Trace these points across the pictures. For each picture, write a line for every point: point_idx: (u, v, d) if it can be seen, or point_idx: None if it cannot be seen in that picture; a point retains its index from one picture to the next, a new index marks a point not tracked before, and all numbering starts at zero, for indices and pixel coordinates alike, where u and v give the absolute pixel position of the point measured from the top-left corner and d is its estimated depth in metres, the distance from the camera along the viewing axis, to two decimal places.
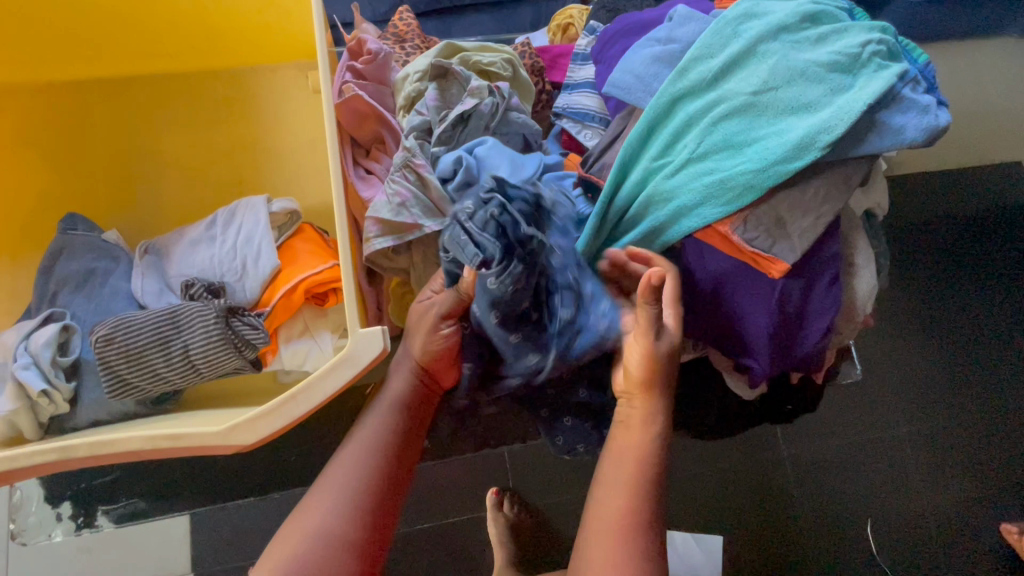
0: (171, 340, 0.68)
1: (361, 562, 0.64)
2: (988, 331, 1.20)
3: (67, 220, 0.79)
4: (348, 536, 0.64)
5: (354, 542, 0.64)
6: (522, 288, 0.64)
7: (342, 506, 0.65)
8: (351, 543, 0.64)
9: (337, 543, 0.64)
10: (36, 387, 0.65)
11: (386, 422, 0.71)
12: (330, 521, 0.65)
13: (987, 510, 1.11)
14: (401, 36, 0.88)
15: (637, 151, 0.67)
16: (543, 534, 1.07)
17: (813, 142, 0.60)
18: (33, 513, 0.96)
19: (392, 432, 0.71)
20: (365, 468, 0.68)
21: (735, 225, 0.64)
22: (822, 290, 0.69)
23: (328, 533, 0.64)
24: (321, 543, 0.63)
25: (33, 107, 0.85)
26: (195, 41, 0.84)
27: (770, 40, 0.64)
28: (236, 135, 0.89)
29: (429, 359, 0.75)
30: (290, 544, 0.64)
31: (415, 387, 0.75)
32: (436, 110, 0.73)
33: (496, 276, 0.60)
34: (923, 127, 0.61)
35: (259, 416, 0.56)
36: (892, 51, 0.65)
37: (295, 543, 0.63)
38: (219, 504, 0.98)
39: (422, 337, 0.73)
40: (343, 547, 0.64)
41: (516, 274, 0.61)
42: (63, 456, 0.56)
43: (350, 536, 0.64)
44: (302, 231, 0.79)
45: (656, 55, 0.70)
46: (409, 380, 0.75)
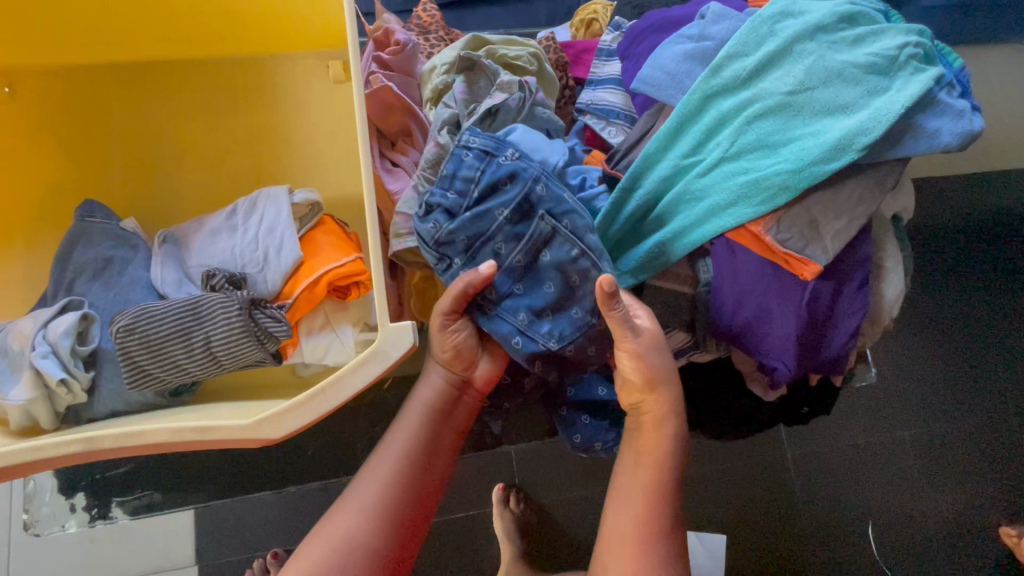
0: (192, 331, 0.66)
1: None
2: (993, 340, 1.20)
3: (85, 207, 0.77)
4: (372, 545, 0.60)
5: (380, 552, 0.61)
6: (510, 203, 0.60)
7: (372, 512, 0.61)
8: (375, 551, 0.60)
9: (363, 551, 0.60)
10: (55, 376, 0.63)
11: (420, 428, 0.66)
12: (360, 528, 0.61)
13: (985, 515, 1.12)
14: (425, 26, 0.87)
15: (668, 146, 0.67)
16: (546, 528, 1.08)
17: (850, 144, 0.60)
18: (46, 504, 0.95)
19: (419, 444, 0.65)
20: (393, 479, 0.63)
21: (768, 226, 0.64)
22: (852, 292, 0.69)
23: (353, 537, 0.60)
24: (344, 551, 0.59)
25: (49, 93, 0.84)
26: (217, 30, 0.83)
27: (806, 40, 0.64)
28: (255, 124, 0.88)
29: (452, 360, 0.67)
30: (318, 550, 0.60)
31: (447, 393, 0.68)
32: (465, 103, 0.72)
33: (476, 206, 0.60)
34: (957, 132, 0.61)
35: (288, 410, 0.55)
36: (929, 54, 0.64)
37: (320, 549, 0.60)
38: (230, 497, 0.98)
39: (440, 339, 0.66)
40: (369, 558, 0.60)
41: (470, 196, 0.60)
42: (89, 447, 0.54)
43: (374, 547, 0.60)
44: (324, 223, 0.77)
45: (688, 52, 0.69)
46: (440, 389, 0.68)
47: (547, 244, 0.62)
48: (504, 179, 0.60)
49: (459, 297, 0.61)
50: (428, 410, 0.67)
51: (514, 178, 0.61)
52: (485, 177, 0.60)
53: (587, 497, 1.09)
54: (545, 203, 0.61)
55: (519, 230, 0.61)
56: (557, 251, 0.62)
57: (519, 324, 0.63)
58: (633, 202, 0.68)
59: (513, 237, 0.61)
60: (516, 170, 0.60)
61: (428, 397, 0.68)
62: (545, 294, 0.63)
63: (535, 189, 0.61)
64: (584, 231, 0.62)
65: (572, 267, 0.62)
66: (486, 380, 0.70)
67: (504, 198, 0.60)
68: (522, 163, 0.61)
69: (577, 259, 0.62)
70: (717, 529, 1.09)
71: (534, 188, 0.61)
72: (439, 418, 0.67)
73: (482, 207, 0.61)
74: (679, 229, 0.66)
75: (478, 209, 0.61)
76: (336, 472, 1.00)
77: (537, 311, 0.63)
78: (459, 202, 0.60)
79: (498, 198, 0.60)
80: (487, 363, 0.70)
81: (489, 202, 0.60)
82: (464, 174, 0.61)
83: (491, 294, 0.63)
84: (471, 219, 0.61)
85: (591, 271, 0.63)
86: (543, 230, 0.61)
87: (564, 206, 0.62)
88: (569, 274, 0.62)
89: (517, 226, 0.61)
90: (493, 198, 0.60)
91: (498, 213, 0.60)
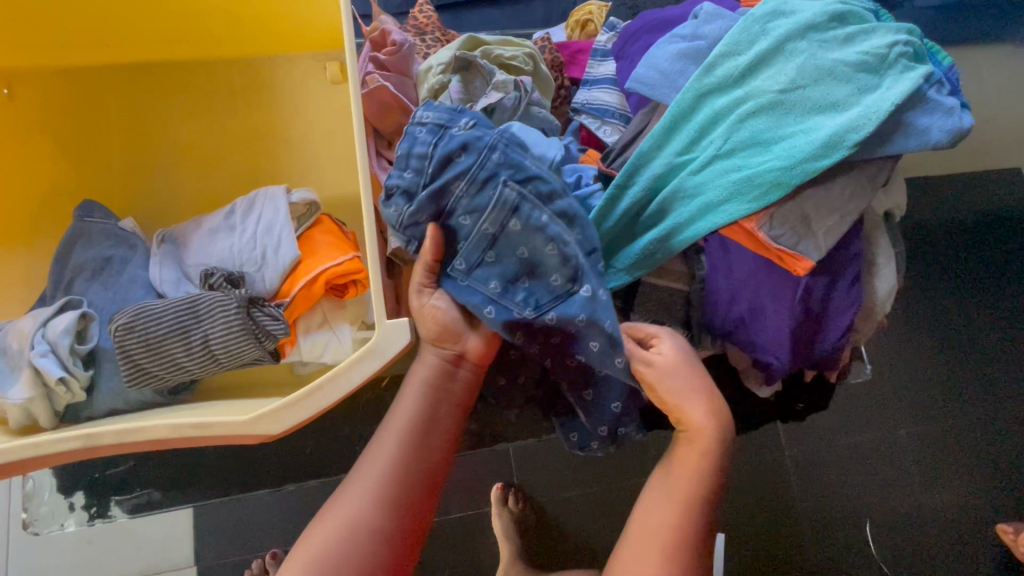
0: (191, 329, 0.67)
1: (393, 555, 0.60)
2: (989, 338, 1.21)
3: (84, 207, 0.77)
4: (377, 527, 0.60)
5: (384, 534, 0.60)
6: (465, 173, 0.60)
7: (372, 495, 0.61)
8: (379, 533, 0.60)
9: (366, 533, 0.59)
10: (54, 375, 0.64)
11: (414, 408, 0.64)
12: (360, 512, 0.60)
13: (982, 512, 1.13)
14: (422, 27, 0.88)
15: (661, 142, 0.68)
16: (545, 526, 1.08)
17: (841, 141, 0.60)
18: (46, 503, 0.96)
19: (418, 425, 0.64)
20: (395, 460, 0.62)
21: (761, 223, 0.64)
22: (844, 288, 0.69)
23: (355, 521, 0.60)
24: (350, 533, 0.59)
25: (47, 95, 0.84)
26: (215, 31, 0.84)
27: (798, 39, 0.65)
28: (252, 125, 0.89)
29: (436, 335, 0.65)
30: (321, 534, 0.60)
31: (442, 372, 0.66)
32: (460, 103, 0.73)
33: (433, 181, 0.60)
34: (946, 129, 0.62)
35: (286, 406, 0.56)
36: (919, 52, 0.65)
37: (327, 530, 0.60)
38: (229, 496, 0.98)
39: (432, 319, 0.64)
40: (372, 540, 0.60)
41: (426, 172, 0.60)
42: (89, 443, 0.55)
43: (379, 527, 0.60)
44: (320, 222, 0.77)
45: (681, 52, 0.70)
46: (435, 367, 0.66)
47: (511, 210, 0.60)
48: (458, 149, 0.60)
49: (429, 266, 0.63)
50: (425, 391, 0.65)
51: (468, 149, 0.60)
52: (438, 152, 0.60)
53: (588, 496, 1.09)
54: (504, 169, 0.60)
55: (480, 201, 0.60)
56: (524, 216, 0.60)
57: (491, 293, 0.62)
58: (627, 199, 0.68)
59: (475, 209, 0.60)
60: (469, 141, 0.60)
61: (426, 375, 0.66)
62: (517, 262, 0.62)
63: (491, 157, 0.60)
64: (550, 196, 0.62)
65: (543, 233, 0.60)
66: (480, 353, 0.67)
67: (458, 170, 0.60)
68: (476, 133, 0.61)
69: (547, 224, 0.61)
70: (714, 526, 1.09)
71: (490, 157, 0.60)
72: (434, 397, 0.65)
73: (437, 182, 0.60)
74: (673, 224, 0.67)
75: (436, 183, 0.60)
76: (336, 471, 1.00)
77: (509, 277, 0.62)
78: (416, 180, 0.61)
79: (453, 170, 0.60)
80: (475, 336, 0.67)
81: (445, 175, 0.60)
82: (418, 152, 0.61)
83: (461, 264, 0.62)
84: (428, 195, 0.60)
85: (564, 234, 0.61)
86: (507, 197, 0.60)
87: (527, 171, 0.61)
88: (546, 242, 0.61)
89: (478, 197, 0.60)
90: (448, 169, 0.60)
91: (454, 186, 0.60)
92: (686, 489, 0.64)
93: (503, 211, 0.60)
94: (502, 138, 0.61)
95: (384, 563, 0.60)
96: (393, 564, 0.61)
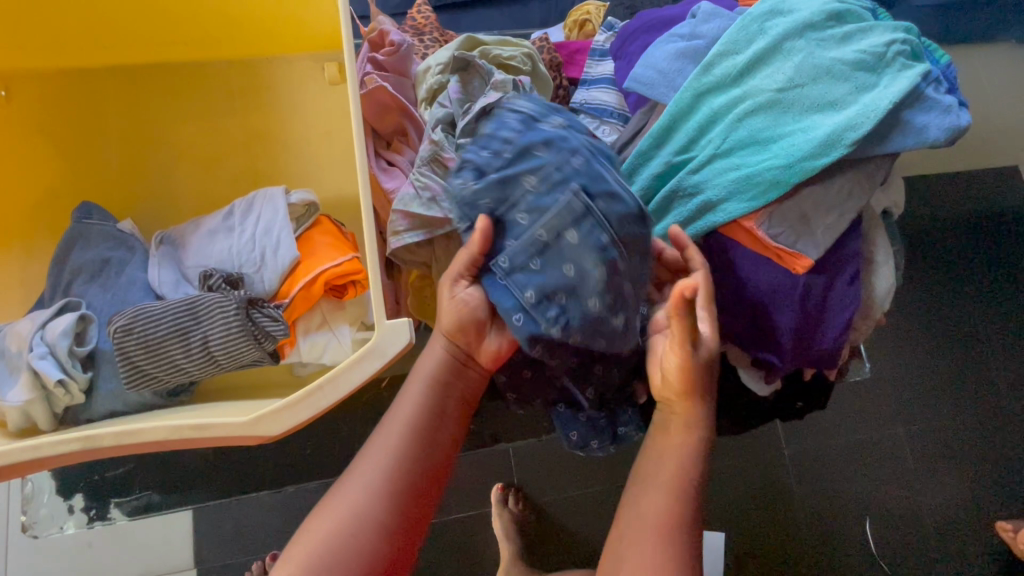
0: (190, 331, 0.67)
1: (396, 550, 0.59)
2: (988, 336, 1.21)
3: (82, 210, 0.77)
4: (381, 520, 0.59)
5: (387, 529, 0.59)
6: (541, 170, 0.59)
7: (376, 488, 0.60)
8: (382, 528, 0.59)
9: (369, 526, 0.58)
10: (52, 377, 0.64)
11: (420, 400, 0.65)
12: (364, 504, 0.59)
13: (981, 510, 1.13)
14: (420, 28, 0.88)
15: (661, 140, 0.68)
16: (545, 527, 1.08)
17: (839, 139, 0.61)
18: (45, 505, 0.96)
19: (423, 417, 0.64)
20: (399, 452, 0.62)
21: (760, 222, 0.65)
22: (843, 286, 0.69)
23: (358, 514, 0.59)
24: (352, 526, 0.58)
25: (45, 97, 0.84)
26: (213, 32, 0.84)
27: (795, 38, 0.65)
28: (251, 126, 0.89)
29: (457, 329, 0.66)
30: (323, 527, 0.59)
31: (449, 365, 0.67)
32: (459, 103, 0.72)
33: (504, 168, 0.60)
34: (944, 127, 0.62)
35: (285, 407, 0.56)
36: (916, 51, 0.65)
37: (327, 525, 0.58)
38: (228, 498, 0.98)
39: (451, 311, 0.65)
40: (375, 534, 0.58)
41: (500, 157, 0.60)
42: (88, 446, 0.55)
43: (381, 521, 0.59)
44: (319, 223, 0.77)
45: (679, 51, 0.70)
46: (442, 360, 0.67)
47: (574, 219, 0.58)
48: (540, 143, 0.60)
49: (470, 262, 0.63)
50: (432, 383, 0.66)
51: (551, 146, 0.60)
52: (520, 140, 0.60)
53: (589, 496, 1.09)
54: (576, 176, 0.59)
55: (545, 203, 0.59)
56: (584, 234, 0.58)
57: (523, 301, 0.60)
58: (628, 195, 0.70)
59: (539, 208, 0.59)
60: (554, 138, 0.60)
61: (433, 368, 0.66)
62: (560, 277, 0.59)
63: (571, 161, 0.60)
64: (617, 217, 0.59)
65: (598, 253, 0.58)
66: (492, 356, 0.68)
67: (534, 163, 0.59)
68: (564, 133, 0.61)
69: (604, 247, 0.59)
70: (714, 526, 1.09)
71: (571, 160, 0.59)
72: (439, 389, 0.66)
73: (510, 168, 0.60)
74: (674, 224, 0.67)
75: (509, 171, 0.60)
76: (336, 473, 1.00)
77: (547, 292, 0.59)
78: (491, 160, 0.60)
79: (528, 163, 0.60)
80: (493, 339, 0.68)
81: (520, 166, 0.60)
82: (503, 135, 0.61)
83: (503, 262, 0.61)
84: (496, 181, 0.60)
85: (617, 262, 0.59)
86: (573, 205, 0.58)
87: (601, 185, 0.59)
88: (596, 265, 0.58)
89: (543, 196, 0.59)
90: (521, 164, 0.60)
91: (525, 179, 0.59)
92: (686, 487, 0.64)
93: (565, 221, 0.58)
94: (588, 147, 0.61)
95: (386, 559, 0.58)
96: (395, 561, 0.59)
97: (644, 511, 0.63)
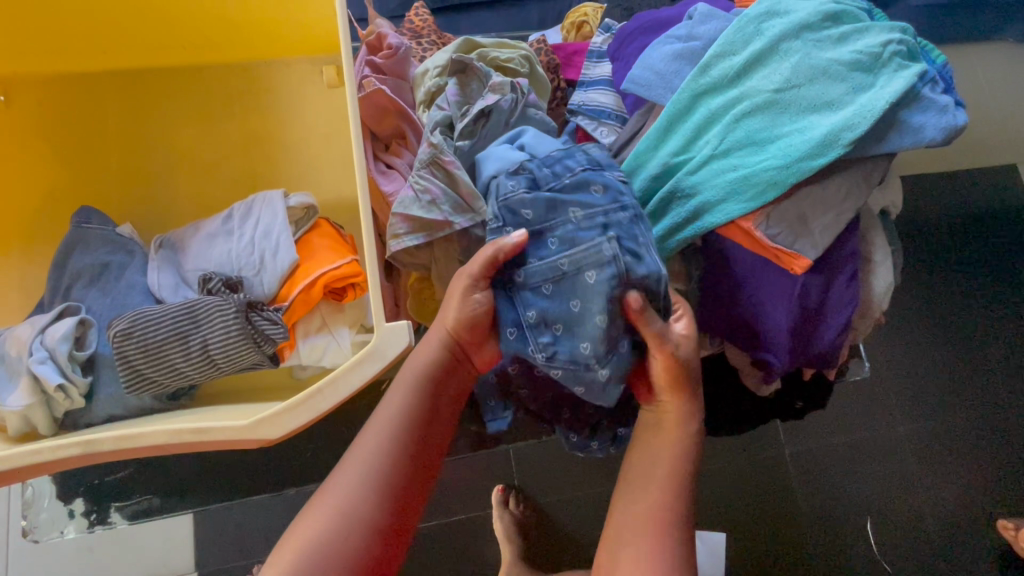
0: (189, 334, 0.67)
1: (386, 549, 0.59)
2: (987, 335, 1.21)
3: (81, 214, 0.78)
4: (372, 519, 0.59)
5: (378, 527, 0.59)
6: (591, 208, 0.60)
7: (366, 486, 0.59)
8: (374, 527, 0.59)
9: (359, 525, 0.58)
10: (52, 382, 0.64)
11: (410, 397, 0.64)
12: (354, 503, 0.59)
13: (982, 509, 1.13)
14: (417, 31, 0.88)
15: (660, 141, 0.68)
16: (546, 529, 1.08)
17: (836, 139, 0.61)
18: (45, 510, 0.95)
19: (414, 418, 0.63)
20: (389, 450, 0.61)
21: (758, 222, 0.64)
22: (842, 286, 0.69)
23: (350, 512, 0.58)
24: (343, 526, 0.58)
25: (44, 102, 0.84)
26: (211, 36, 0.84)
27: (792, 39, 0.65)
28: (250, 129, 0.89)
29: (462, 330, 0.65)
30: (311, 527, 0.58)
31: (443, 363, 0.66)
32: (457, 105, 0.72)
33: (552, 194, 0.61)
34: (941, 127, 0.62)
35: (285, 410, 0.56)
36: (912, 51, 0.65)
37: (315, 525, 0.58)
38: (229, 502, 0.98)
39: (451, 314, 0.64)
40: (365, 533, 0.58)
41: (554, 182, 0.62)
42: (87, 450, 0.55)
43: (372, 520, 0.58)
44: (318, 226, 0.77)
45: (676, 52, 0.70)
46: (435, 358, 0.66)
47: (597, 262, 0.58)
48: (597, 181, 0.62)
49: (489, 261, 0.61)
50: (423, 382, 0.65)
51: (607, 191, 0.62)
52: (582, 174, 0.62)
53: (589, 497, 1.09)
54: (619, 228, 0.60)
55: (582, 238, 0.60)
56: (598, 283, 0.58)
57: (524, 319, 0.62)
58: None
59: (571, 240, 0.60)
60: (613, 187, 0.62)
61: (424, 369, 0.66)
62: (563, 309, 0.59)
63: (618, 214, 0.61)
64: (637, 280, 0.59)
65: (601, 303, 0.58)
66: (485, 360, 0.70)
67: (584, 196, 0.61)
68: (623, 187, 0.63)
69: (608, 299, 0.58)
70: (715, 526, 1.10)
71: (618, 213, 0.61)
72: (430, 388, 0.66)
73: (561, 195, 0.61)
74: (669, 225, 0.67)
75: (559, 196, 0.61)
76: None
77: (547, 318, 0.60)
78: (547, 179, 0.62)
79: (580, 198, 0.61)
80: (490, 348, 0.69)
81: (572, 197, 0.61)
82: (568, 163, 0.63)
83: (521, 277, 0.62)
84: (540, 201, 0.61)
85: (614, 321, 0.59)
86: (603, 250, 0.59)
87: (639, 244, 0.60)
88: (599, 311, 0.58)
89: (580, 232, 0.60)
90: (570, 196, 0.61)
91: (573, 209, 0.61)
92: (686, 487, 0.64)
93: (590, 263, 0.59)
94: (637, 208, 0.62)
95: (375, 558, 0.58)
96: (385, 561, 0.59)
97: (643, 512, 0.63)
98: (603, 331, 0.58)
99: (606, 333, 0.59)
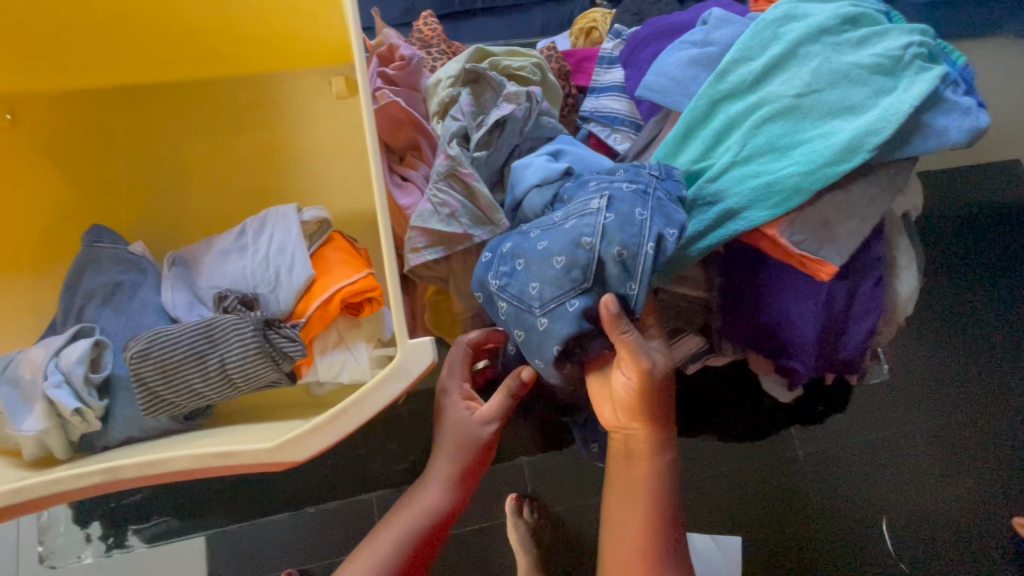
0: (207, 354, 0.66)
1: None
2: (1000, 332, 1.21)
3: (91, 233, 0.77)
4: None
5: None
6: (604, 181, 0.61)
7: None
8: None
9: None
10: (69, 406, 0.63)
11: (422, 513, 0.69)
12: None
13: (1001, 508, 1.12)
14: (427, 40, 0.87)
15: (680, 148, 0.68)
16: (562, 537, 1.07)
17: (861, 144, 0.60)
18: (61, 535, 0.95)
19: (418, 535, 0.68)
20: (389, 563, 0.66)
21: (783, 228, 0.63)
22: (868, 291, 0.69)
23: None
24: None
25: (51, 119, 0.83)
26: (219, 50, 0.83)
27: (811, 44, 0.65)
28: (258, 142, 0.88)
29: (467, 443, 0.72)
30: None
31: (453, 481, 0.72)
32: (472, 116, 0.72)
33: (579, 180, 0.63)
34: (965, 129, 0.61)
35: (309, 432, 0.55)
36: (932, 53, 0.65)
37: None
38: (245, 521, 0.97)
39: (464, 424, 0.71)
40: None
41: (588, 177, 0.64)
42: (111, 477, 0.54)
43: None
44: (333, 240, 0.76)
45: (693, 58, 0.70)
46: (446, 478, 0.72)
47: (585, 213, 0.58)
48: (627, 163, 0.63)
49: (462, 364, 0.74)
50: (435, 501, 0.70)
51: (628, 172, 0.61)
52: (616, 166, 0.63)
53: None
54: (622, 194, 0.58)
55: (585, 200, 0.59)
56: (575, 230, 0.57)
57: (496, 254, 0.61)
58: None
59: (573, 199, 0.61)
60: (643, 172, 0.61)
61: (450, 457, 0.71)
62: (530, 244, 0.59)
63: (624, 186, 0.59)
64: (614, 238, 0.56)
65: (565, 242, 0.57)
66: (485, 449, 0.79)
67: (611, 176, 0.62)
68: (648, 176, 0.60)
69: (574, 245, 0.56)
70: (732, 531, 1.09)
71: (625, 183, 0.59)
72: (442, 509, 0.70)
73: (590, 177, 0.63)
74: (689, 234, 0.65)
75: (584, 179, 0.63)
76: (352, 489, 0.99)
77: (514, 253, 0.59)
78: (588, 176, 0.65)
79: (603, 177, 0.62)
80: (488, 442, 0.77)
81: (596, 177, 0.62)
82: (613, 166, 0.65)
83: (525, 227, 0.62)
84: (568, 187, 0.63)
85: (578, 269, 0.56)
86: (593, 202, 0.58)
87: (636, 212, 0.57)
88: (561, 251, 0.57)
89: (585, 195, 0.60)
90: (595, 178, 0.62)
91: (590, 184, 0.61)
92: None
93: (576, 211, 0.58)
94: (649, 185, 0.59)
95: None
96: None
97: None
98: (560, 276, 0.56)
99: (561, 275, 0.56)
